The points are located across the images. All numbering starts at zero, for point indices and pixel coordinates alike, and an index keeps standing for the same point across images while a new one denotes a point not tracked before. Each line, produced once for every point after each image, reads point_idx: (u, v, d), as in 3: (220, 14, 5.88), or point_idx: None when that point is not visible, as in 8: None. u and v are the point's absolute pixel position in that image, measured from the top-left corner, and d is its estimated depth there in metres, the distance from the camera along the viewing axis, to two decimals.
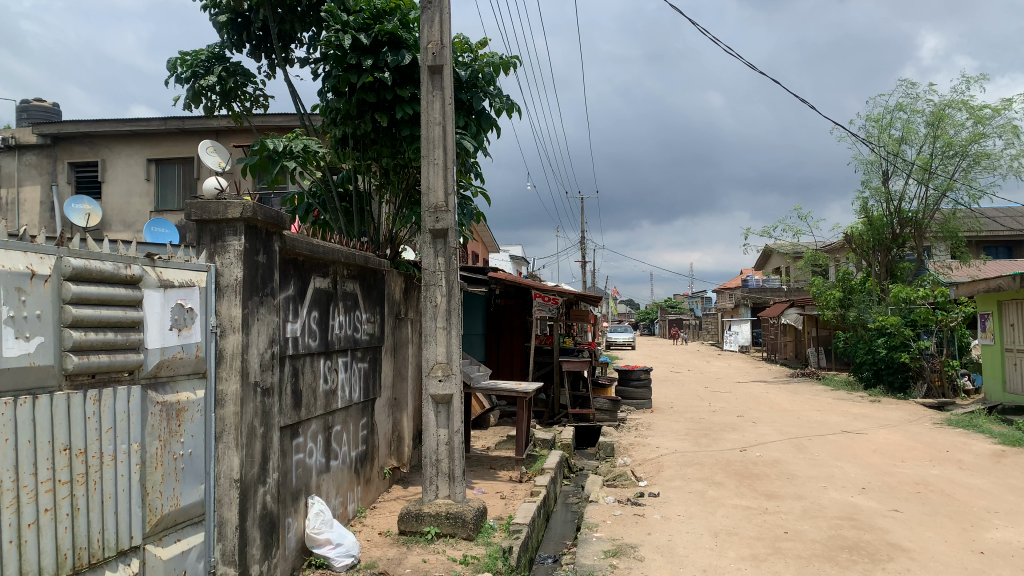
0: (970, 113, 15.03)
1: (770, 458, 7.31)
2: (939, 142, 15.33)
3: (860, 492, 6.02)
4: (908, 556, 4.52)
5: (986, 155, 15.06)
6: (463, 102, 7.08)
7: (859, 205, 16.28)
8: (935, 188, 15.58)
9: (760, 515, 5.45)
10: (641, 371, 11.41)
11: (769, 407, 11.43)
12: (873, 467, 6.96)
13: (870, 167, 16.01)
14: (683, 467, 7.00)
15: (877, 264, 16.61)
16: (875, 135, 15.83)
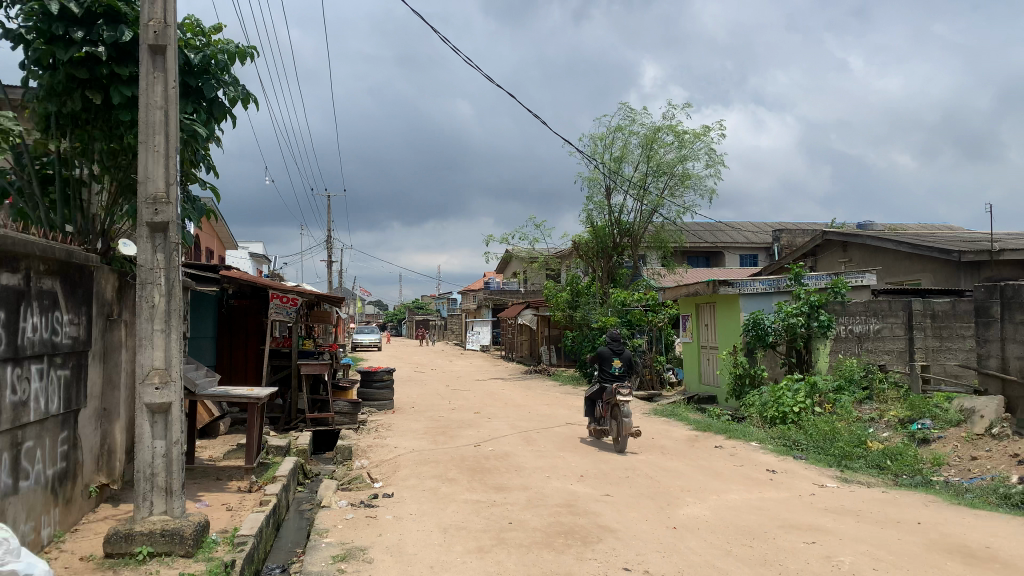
0: (675, 136, 16.92)
1: (501, 452, 7.67)
2: (651, 161, 17.06)
3: (578, 479, 6.53)
4: (615, 536, 4.97)
5: (689, 174, 17.06)
6: (192, 88, 6.61)
7: (586, 216, 17.63)
8: (648, 203, 17.34)
9: (487, 507, 5.69)
10: (383, 372, 11.46)
11: (504, 403, 12.01)
12: (590, 455, 7.58)
13: (594, 181, 17.39)
14: (418, 465, 7.11)
15: (600, 269, 18.08)
16: (598, 153, 17.23)
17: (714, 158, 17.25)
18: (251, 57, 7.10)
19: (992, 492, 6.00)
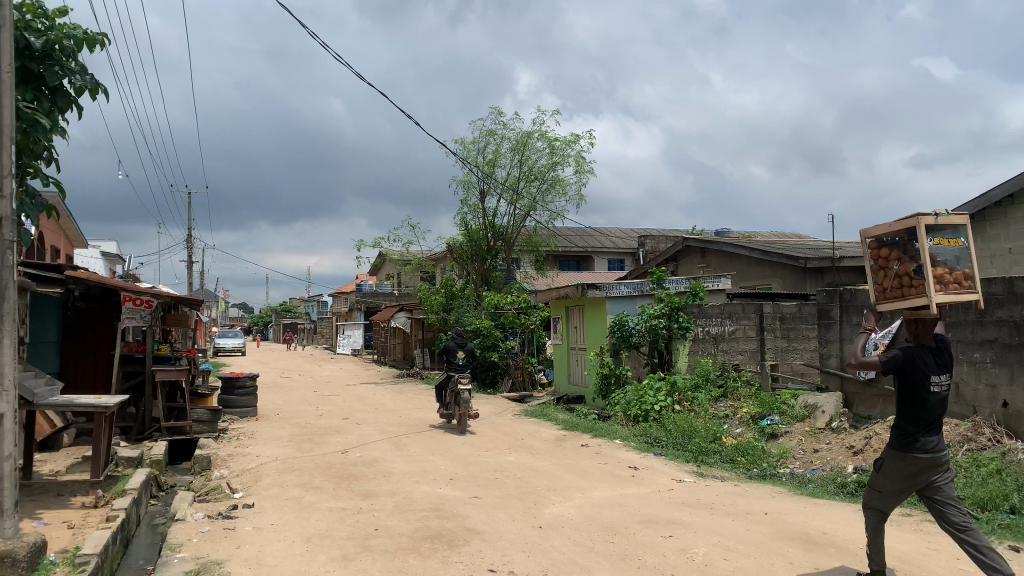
0: (547, 142, 17.25)
1: (369, 458, 7.55)
2: (523, 166, 17.31)
3: (447, 483, 6.51)
4: (482, 538, 4.99)
5: (560, 180, 17.45)
6: (32, 74, 6.11)
7: (459, 219, 17.66)
8: (521, 207, 17.60)
9: (353, 515, 5.57)
10: (246, 378, 11.03)
11: (374, 408, 11.83)
12: (460, 458, 7.59)
13: (468, 185, 17.45)
14: (282, 474, 6.88)
15: (473, 272, 18.15)
16: (471, 156, 17.30)
17: (584, 165, 17.72)
18: (101, 44, 6.64)
19: (830, 481, 6.48)
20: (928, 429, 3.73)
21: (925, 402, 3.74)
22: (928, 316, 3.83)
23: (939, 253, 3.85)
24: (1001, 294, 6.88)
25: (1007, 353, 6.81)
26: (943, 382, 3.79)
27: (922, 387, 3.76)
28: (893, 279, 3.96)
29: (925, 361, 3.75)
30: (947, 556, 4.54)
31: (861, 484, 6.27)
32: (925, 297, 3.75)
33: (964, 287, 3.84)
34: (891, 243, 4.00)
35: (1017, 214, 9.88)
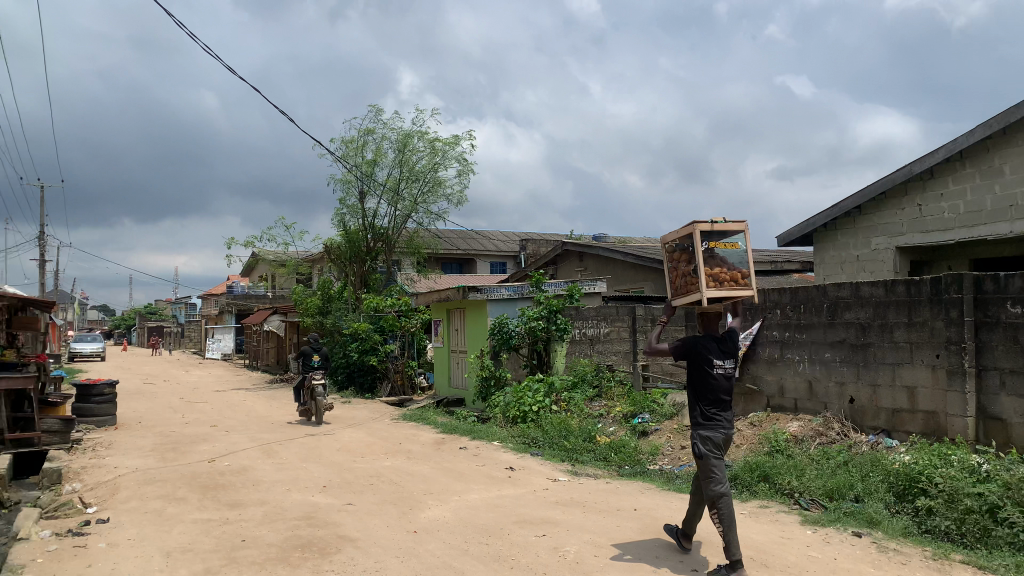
0: (428, 143, 17.19)
1: (238, 466, 7.25)
2: (404, 167, 17.17)
3: (321, 490, 6.35)
4: (354, 545, 4.90)
5: (441, 181, 17.43)
6: None
7: (337, 220, 17.30)
8: (401, 208, 17.46)
9: (218, 526, 5.34)
10: (105, 386, 10.38)
11: (245, 415, 11.39)
12: (334, 465, 7.42)
13: (346, 185, 17.12)
14: (142, 486, 6.50)
15: (352, 274, 17.75)
16: (350, 156, 16.99)
17: (465, 166, 17.78)
18: None
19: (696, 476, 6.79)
20: (711, 406, 4.25)
21: (706, 382, 4.27)
22: (708, 310, 4.46)
23: (715, 255, 4.53)
24: (848, 297, 7.41)
25: (854, 352, 7.33)
26: (726, 365, 4.31)
27: (705, 370, 4.28)
28: (681, 278, 4.63)
29: (706, 347, 4.30)
30: (798, 544, 4.84)
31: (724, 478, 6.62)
32: (698, 290, 4.40)
33: (739, 282, 4.49)
34: (681, 247, 4.68)
35: (863, 223, 10.68)
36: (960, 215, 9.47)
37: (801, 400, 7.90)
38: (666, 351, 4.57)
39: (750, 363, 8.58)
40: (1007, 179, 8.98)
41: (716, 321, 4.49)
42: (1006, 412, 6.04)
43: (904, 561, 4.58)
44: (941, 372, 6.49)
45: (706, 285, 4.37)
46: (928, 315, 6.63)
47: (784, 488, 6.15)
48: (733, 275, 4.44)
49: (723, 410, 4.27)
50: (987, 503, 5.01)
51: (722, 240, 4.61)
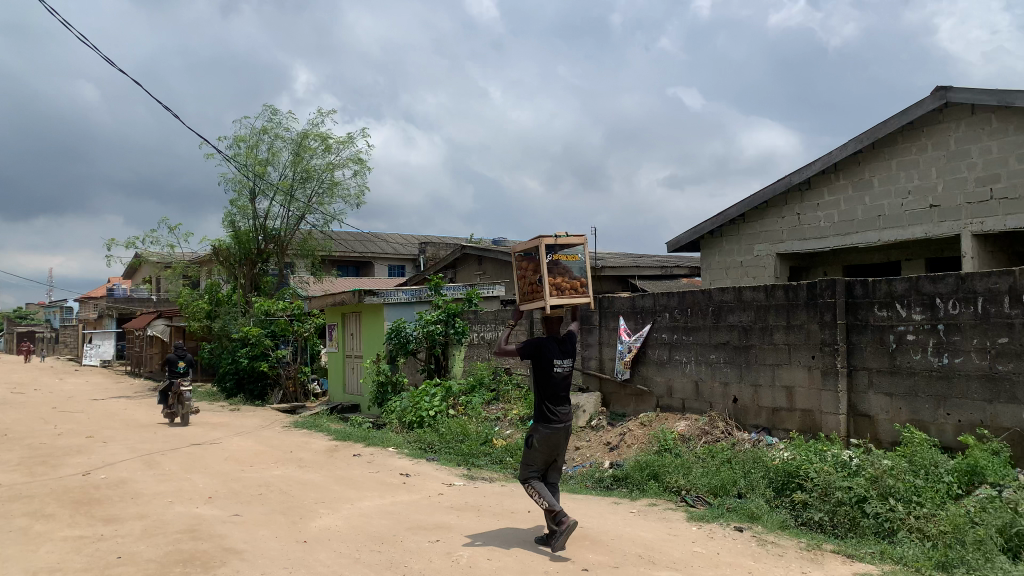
0: (323, 144, 16.85)
1: (115, 479, 6.87)
2: (298, 168, 16.76)
3: (206, 502, 6.10)
4: (240, 557, 4.72)
5: (337, 183, 17.12)
6: None
7: (226, 221, 16.69)
8: (295, 210, 17.03)
9: (92, 543, 5.03)
10: None
11: (125, 425, 10.80)
12: (221, 475, 7.13)
13: (237, 185, 16.55)
14: (5, 503, 6.05)
15: (241, 277, 17.21)
16: (242, 155, 16.44)
17: (361, 169, 17.53)
18: None
19: (589, 477, 6.98)
20: (553, 400, 4.70)
21: (548, 378, 4.75)
22: (550, 315, 4.95)
23: (558, 265, 5.01)
24: (732, 300, 7.72)
25: (737, 353, 7.66)
26: (565, 364, 4.82)
27: (547, 368, 4.75)
28: (529, 285, 5.10)
29: (549, 347, 4.80)
30: (684, 540, 5.01)
31: (616, 477, 6.79)
32: (542, 298, 4.89)
33: (579, 290, 4.99)
34: (528, 257, 5.14)
35: (747, 230, 11.17)
36: (834, 224, 10.05)
37: (688, 401, 8.18)
38: (515, 350, 5.03)
39: (640, 365, 8.80)
40: (877, 191, 9.60)
41: (557, 324, 4.99)
42: (874, 409, 6.48)
43: (781, 553, 4.82)
44: (817, 372, 6.87)
45: (550, 294, 4.88)
46: (804, 318, 7.00)
47: (672, 486, 6.35)
48: (573, 285, 4.94)
49: (564, 404, 4.75)
50: (856, 495, 5.33)
51: (565, 252, 5.08)
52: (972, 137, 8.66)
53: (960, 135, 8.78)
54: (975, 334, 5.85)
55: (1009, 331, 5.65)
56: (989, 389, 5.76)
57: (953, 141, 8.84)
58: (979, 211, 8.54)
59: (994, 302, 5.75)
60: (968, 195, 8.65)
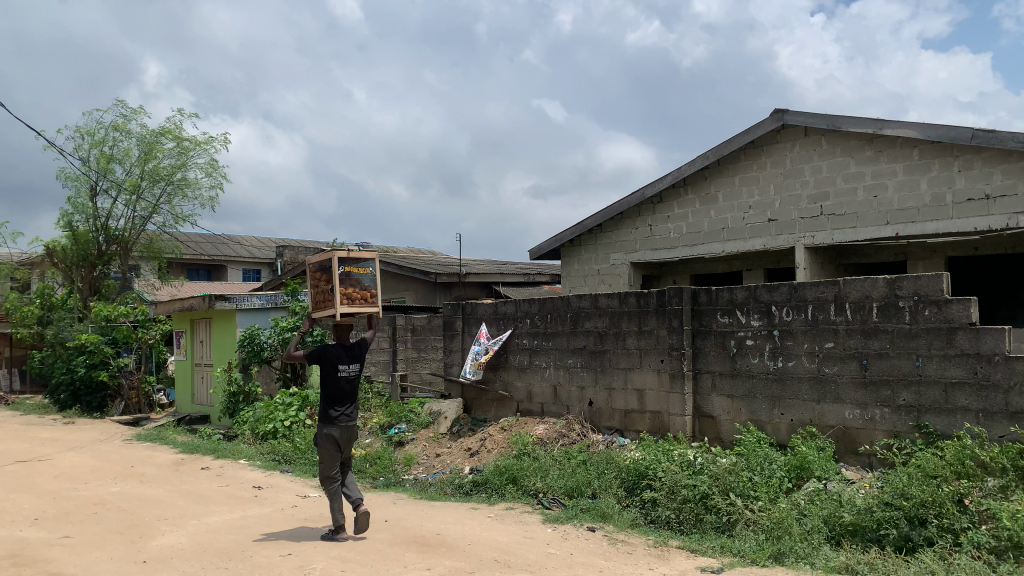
0: (176, 143, 16.00)
1: None
2: (147, 166, 15.81)
3: (31, 524, 5.61)
4: None
5: (190, 184, 16.30)
6: None
7: (63, 219, 15.48)
8: (142, 210, 16.04)
9: None
10: None
11: None
12: (49, 494, 6.58)
13: (77, 181, 15.40)
14: None
15: (79, 280, 16.03)
16: (84, 149, 15.32)
17: (217, 170, 16.78)
18: None
19: (449, 483, 6.97)
20: (335, 403, 5.10)
21: (335, 383, 5.13)
22: (341, 324, 5.44)
23: (349, 279, 6.04)
24: (588, 307, 7.96)
25: (592, 358, 7.91)
26: (351, 368, 5.23)
27: (330, 373, 5.13)
28: (321, 295, 5.99)
29: (335, 353, 5.17)
30: (539, 542, 5.11)
31: (475, 483, 6.82)
32: (333, 305, 5.83)
33: (367, 300, 6.06)
34: (320, 271, 6.06)
35: (604, 240, 11.57)
36: (683, 235, 10.59)
37: (546, 405, 8.37)
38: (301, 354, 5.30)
39: (501, 371, 8.91)
40: (722, 205, 10.20)
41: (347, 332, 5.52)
42: (717, 410, 6.89)
43: (630, 550, 5.00)
44: (665, 375, 7.20)
45: (339, 302, 5.85)
46: (655, 324, 7.32)
47: (529, 488, 6.47)
48: (362, 294, 5.99)
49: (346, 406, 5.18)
50: (700, 492, 5.62)
51: (354, 266, 6.15)
52: (805, 157, 9.38)
53: (795, 154, 9.49)
54: (805, 339, 6.33)
55: (835, 336, 6.15)
56: (817, 390, 6.25)
57: (789, 160, 9.54)
58: (811, 226, 9.26)
59: (822, 310, 6.24)
60: (802, 211, 9.36)
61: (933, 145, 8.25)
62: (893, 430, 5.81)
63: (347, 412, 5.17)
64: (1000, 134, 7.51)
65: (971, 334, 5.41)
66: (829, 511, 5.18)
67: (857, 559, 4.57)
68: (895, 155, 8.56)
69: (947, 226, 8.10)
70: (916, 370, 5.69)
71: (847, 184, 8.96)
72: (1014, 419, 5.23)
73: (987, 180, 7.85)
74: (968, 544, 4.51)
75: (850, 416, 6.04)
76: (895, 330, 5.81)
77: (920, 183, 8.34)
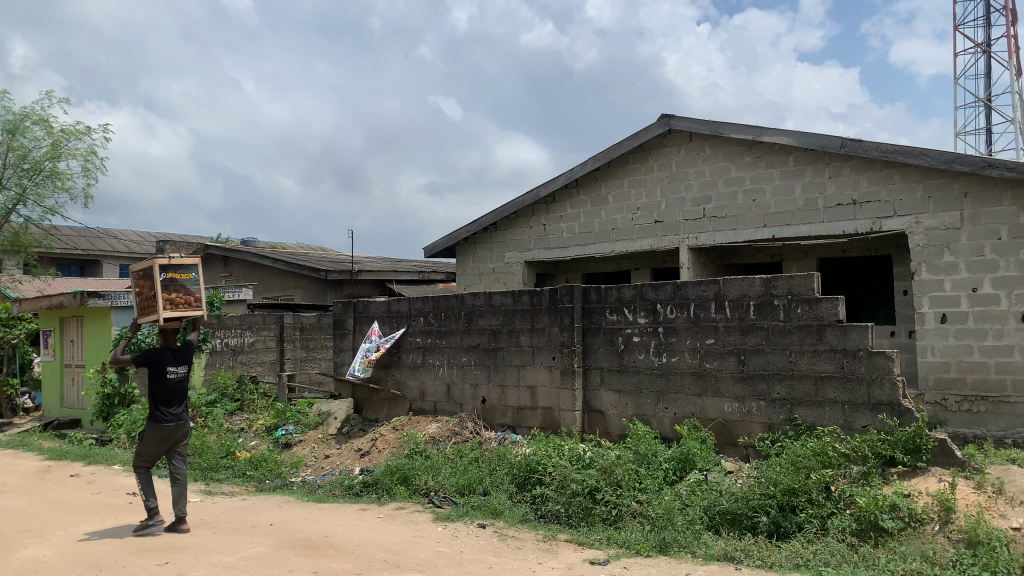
0: (46, 130, 15.02)
1: None
2: (12, 153, 14.77)
3: None
4: None
5: (61, 174, 15.34)
6: None
7: None
8: (6, 200, 14.96)
9: None
10: None
11: None
12: None
13: None
14: None
15: None
16: None
17: (93, 161, 15.88)
18: None
19: (338, 485, 6.84)
20: (164, 406, 5.16)
21: (163, 386, 5.18)
22: (167, 325, 5.39)
23: (174, 282, 5.57)
24: (481, 305, 7.99)
25: (485, 356, 7.93)
26: (179, 371, 5.26)
27: (159, 377, 5.17)
28: (145, 301, 5.56)
29: (161, 357, 5.21)
30: (429, 541, 5.09)
31: (365, 484, 6.72)
32: (155, 310, 5.40)
33: (193, 305, 5.59)
34: (145, 276, 5.60)
35: (499, 238, 11.64)
36: (575, 235, 10.80)
37: (439, 403, 8.34)
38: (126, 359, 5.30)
39: (393, 369, 8.81)
40: (612, 206, 10.45)
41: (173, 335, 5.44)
42: (605, 405, 7.07)
43: (519, 545, 5.06)
44: (556, 372, 7.32)
45: (162, 306, 5.40)
46: (547, 322, 7.43)
47: (421, 488, 6.43)
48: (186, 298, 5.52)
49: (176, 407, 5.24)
50: (589, 486, 5.76)
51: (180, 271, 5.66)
52: (690, 161, 9.74)
53: (681, 158, 9.83)
54: (688, 336, 6.58)
55: (715, 333, 6.42)
56: (699, 384, 6.50)
57: (675, 164, 9.88)
58: (694, 228, 9.62)
59: (704, 307, 6.50)
60: (686, 213, 9.71)
61: (807, 152, 8.74)
62: (768, 421, 6.11)
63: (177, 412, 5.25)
64: (866, 143, 8.03)
65: (838, 331, 5.77)
66: (710, 500, 5.40)
67: (734, 546, 4.79)
68: (772, 161, 9.01)
69: (819, 229, 8.59)
70: (790, 365, 6.01)
71: (729, 188, 9.36)
72: (876, 410, 5.60)
73: (854, 186, 8.37)
74: (835, 529, 4.81)
75: (729, 409, 6.33)
76: (770, 327, 6.12)
77: (795, 188, 8.81)
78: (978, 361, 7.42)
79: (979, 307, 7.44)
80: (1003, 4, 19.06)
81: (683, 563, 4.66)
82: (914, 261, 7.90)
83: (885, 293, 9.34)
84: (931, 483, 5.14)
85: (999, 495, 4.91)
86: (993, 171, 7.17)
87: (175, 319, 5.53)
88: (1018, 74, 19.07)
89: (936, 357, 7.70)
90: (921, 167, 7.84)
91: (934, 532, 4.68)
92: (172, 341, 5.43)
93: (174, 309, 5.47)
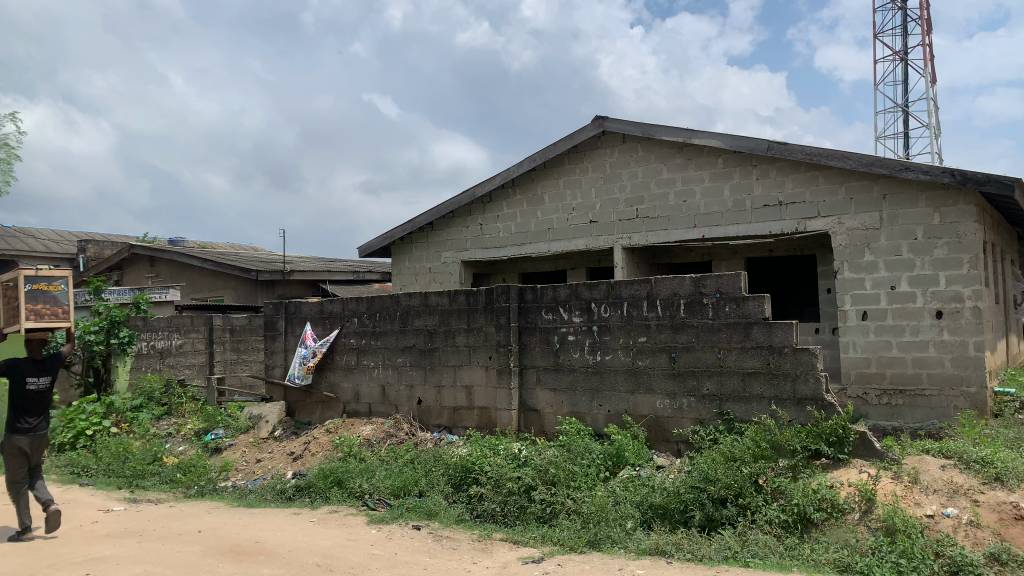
0: None
1: None
2: None
3: None
4: None
5: None
6: None
7: None
8: None
9: None
10: None
11: None
12: None
13: None
14: None
15: None
16: None
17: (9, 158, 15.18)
18: None
19: (270, 489, 6.71)
20: (20, 415, 5.19)
21: (20, 396, 5.20)
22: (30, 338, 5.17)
23: (41, 294, 5.28)
24: (417, 306, 7.94)
25: (421, 357, 7.89)
26: (40, 381, 5.26)
27: (17, 386, 5.19)
28: (9, 312, 5.31)
29: (22, 366, 5.20)
30: (363, 544, 5.03)
31: (298, 488, 6.62)
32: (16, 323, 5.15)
33: (60, 317, 5.33)
34: (9, 286, 5.34)
35: (435, 238, 11.60)
36: (511, 234, 10.84)
37: (374, 404, 8.26)
38: None
39: (326, 371, 8.70)
40: (547, 206, 10.52)
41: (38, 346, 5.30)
42: (541, 404, 7.12)
43: (454, 546, 5.06)
44: (492, 371, 7.33)
45: (24, 318, 5.14)
46: (483, 322, 7.43)
47: (355, 491, 6.36)
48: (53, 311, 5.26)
49: (33, 417, 5.25)
50: (524, 484, 5.79)
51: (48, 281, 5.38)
52: (623, 162, 9.88)
53: (614, 159, 9.96)
54: (621, 334, 6.67)
55: (647, 331, 6.53)
56: (632, 382, 6.61)
57: (608, 165, 10.01)
58: (628, 228, 9.77)
59: (636, 306, 6.60)
60: (620, 213, 9.85)
61: (735, 155, 8.96)
62: (699, 417, 6.25)
63: (35, 422, 5.25)
64: (791, 146, 8.28)
65: (765, 328, 5.93)
66: (642, 496, 5.49)
67: (666, 540, 4.88)
68: (702, 163, 9.21)
69: (747, 229, 8.82)
70: (719, 362, 6.16)
71: (661, 189, 9.53)
72: (801, 404, 5.79)
73: (780, 188, 8.62)
74: (762, 520, 4.95)
75: (661, 406, 6.45)
76: (700, 325, 6.26)
77: (724, 189, 9.02)
78: (896, 356, 7.75)
79: (897, 305, 7.76)
80: (918, 15, 19.91)
81: (616, 559, 4.73)
82: (837, 261, 8.19)
83: (809, 291, 9.64)
84: (852, 474, 5.33)
85: (915, 484, 5.12)
86: (909, 173, 7.49)
87: (42, 331, 5.28)
88: (932, 81, 19.95)
89: (858, 352, 8.00)
90: (843, 169, 8.13)
91: (856, 521, 4.85)
92: (37, 353, 5.30)
93: (39, 321, 5.22)
